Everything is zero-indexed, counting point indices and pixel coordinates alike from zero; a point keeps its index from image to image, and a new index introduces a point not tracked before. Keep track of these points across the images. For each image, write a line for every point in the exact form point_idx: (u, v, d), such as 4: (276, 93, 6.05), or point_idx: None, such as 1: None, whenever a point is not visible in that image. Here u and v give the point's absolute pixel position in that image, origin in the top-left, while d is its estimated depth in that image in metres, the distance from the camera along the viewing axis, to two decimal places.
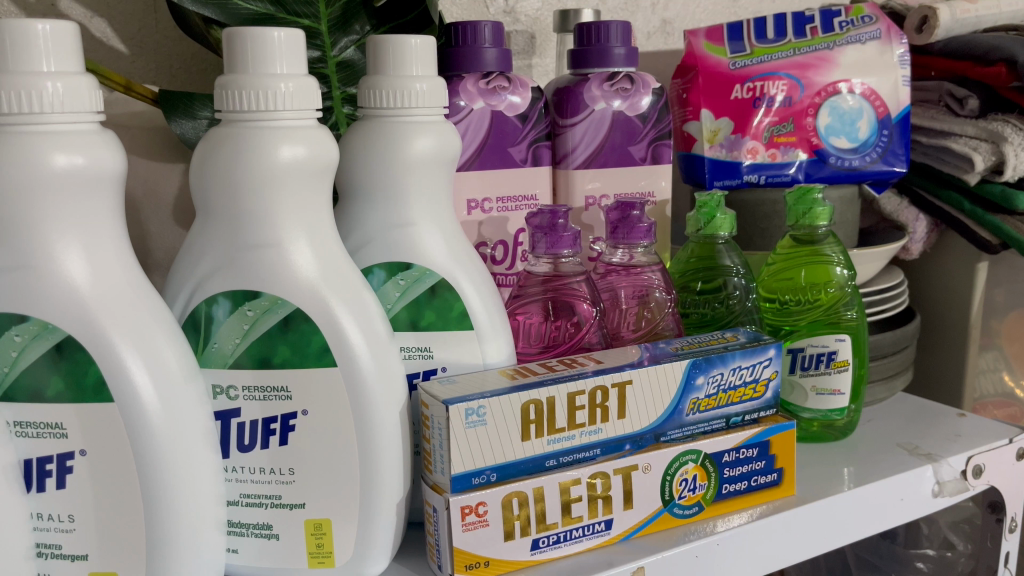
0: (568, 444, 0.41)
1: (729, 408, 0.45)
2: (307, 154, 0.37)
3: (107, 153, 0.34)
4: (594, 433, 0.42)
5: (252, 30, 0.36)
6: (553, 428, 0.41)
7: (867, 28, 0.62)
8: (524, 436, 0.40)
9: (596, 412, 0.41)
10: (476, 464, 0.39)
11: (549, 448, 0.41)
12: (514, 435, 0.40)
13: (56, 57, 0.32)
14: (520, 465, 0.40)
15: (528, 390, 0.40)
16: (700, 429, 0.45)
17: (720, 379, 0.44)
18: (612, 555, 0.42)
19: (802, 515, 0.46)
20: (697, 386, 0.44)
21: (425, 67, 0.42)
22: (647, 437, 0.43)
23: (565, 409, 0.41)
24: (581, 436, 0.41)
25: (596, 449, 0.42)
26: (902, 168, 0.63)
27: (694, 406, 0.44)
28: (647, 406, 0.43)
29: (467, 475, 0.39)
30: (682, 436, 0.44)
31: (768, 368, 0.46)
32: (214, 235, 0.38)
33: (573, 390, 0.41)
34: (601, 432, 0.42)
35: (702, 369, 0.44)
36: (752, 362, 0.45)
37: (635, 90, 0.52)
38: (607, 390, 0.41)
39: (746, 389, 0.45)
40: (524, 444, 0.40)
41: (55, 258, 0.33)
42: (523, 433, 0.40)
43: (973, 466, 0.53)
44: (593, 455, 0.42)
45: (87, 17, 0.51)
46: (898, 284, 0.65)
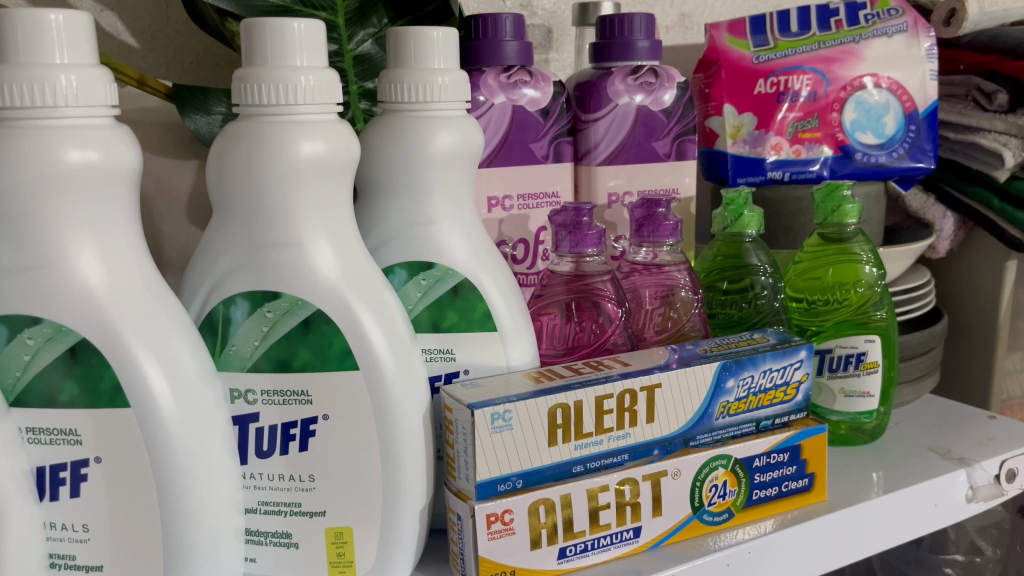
0: (596, 449, 0.40)
1: (760, 412, 0.44)
2: (328, 150, 0.36)
3: (122, 148, 0.33)
4: (623, 438, 0.40)
5: (272, 21, 0.34)
6: (581, 432, 0.39)
7: (894, 21, 0.61)
8: (550, 441, 0.39)
9: (625, 416, 0.40)
10: (502, 470, 0.38)
11: (576, 454, 0.39)
12: (541, 440, 0.38)
13: (69, 48, 0.31)
14: (548, 472, 0.39)
15: (555, 393, 0.38)
16: (730, 433, 0.43)
17: (750, 382, 0.43)
18: (641, 563, 0.41)
19: (835, 522, 0.45)
20: (727, 389, 0.42)
21: (448, 60, 0.40)
22: (676, 442, 0.42)
23: (593, 413, 0.39)
24: (609, 442, 0.40)
25: (625, 454, 0.41)
26: (929, 164, 0.62)
27: (724, 410, 0.43)
28: (676, 411, 0.41)
29: (492, 481, 0.38)
30: (711, 441, 0.43)
31: (799, 371, 0.44)
32: (233, 232, 0.36)
33: (601, 393, 0.39)
34: (629, 437, 0.40)
35: (732, 372, 0.42)
36: (783, 364, 0.44)
37: (659, 84, 0.51)
38: (636, 393, 0.40)
39: (777, 392, 0.44)
40: (550, 450, 0.39)
41: (68, 258, 0.32)
42: (550, 438, 0.39)
43: (1006, 470, 0.52)
44: (621, 460, 0.41)
45: (98, 11, 0.50)
46: (924, 284, 0.63)
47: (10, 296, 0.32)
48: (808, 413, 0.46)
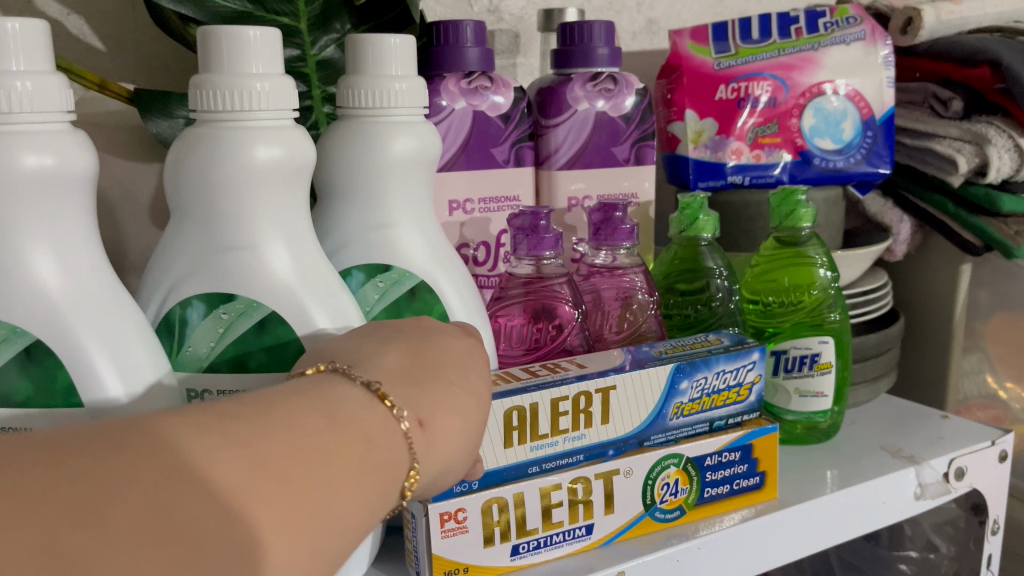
0: (551, 450, 0.41)
1: (712, 412, 0.45)
2: (283, 155, 0.36)
3: (78, 153, 0.33)
4: (578, 439, 0.41)
5: (227, 28, 0.35)
6: (536, 434, 0.40)
7: (852, 29, 0.62)
8: (506, 443, 0.40)
9: (580, 418, 0.41)
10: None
11: (531, 454, 0.40)
12: (497, 441, 0.39)
13: (25, 57, 0.32)
14: (504, 472, 0.40)
15: (513, 396, 0.39)
16: (683, 432, 0.44)
17: (703, 384, 0.44)
18: (593, 560, 0.42)
19: (785, 519, 0.46)
20: (681, 390, 0.43)
21: (405, 67, 0.41)
22: (630, 441, 0.43)
23: (549, 415, 0.40)
24: (564, 442, 0.41)
25: (579, 454, 0.42)
26: (886, 170, 0.63)
27: (678, 410, 0.44)
28: (629, 413, 0.42)
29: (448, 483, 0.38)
30: (664, 441, 0.44)
31: (752, 372, 0.45)
32: (189, 236, 0.37)
33: (557, 396, 0.40)
34: (584, 438, 0.42)
35: (686, 373, 0.43)
36: (736, 365, 0.45)
37: (618, 91, 0.52)
38: (591, 394, 0.41)
39: (729, 393, 0.45)
40: (506, 451, 0.40)
41: (24, 261, 0.32)
42: (506, 440, 0.40)
43: (956, 468, 0.53)
44: (576, 460, 0.42)
45: (63, 14, 0.50)
46: (881, 286, 0.65)
47: None
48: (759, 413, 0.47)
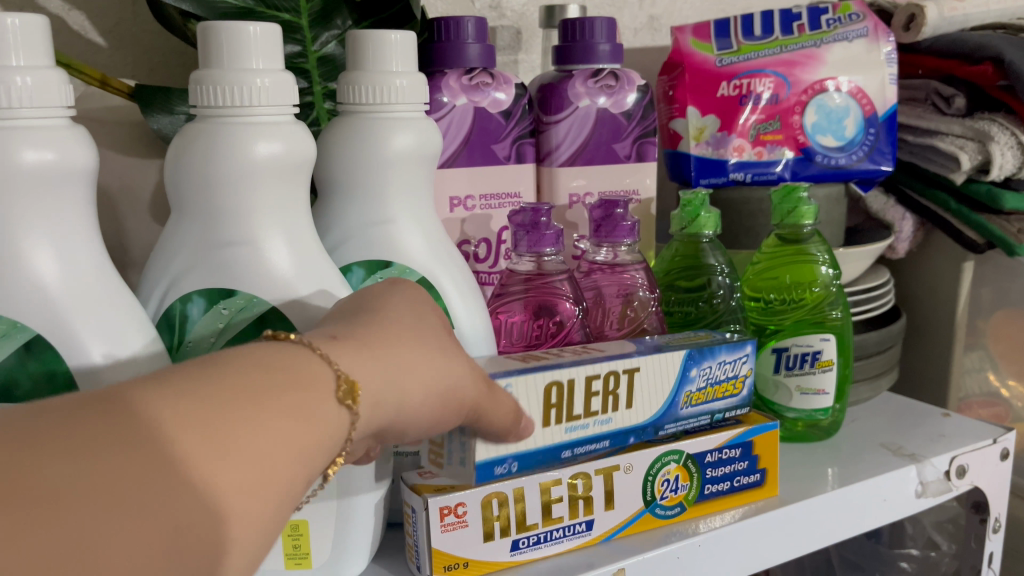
0: (584, 433, 0.41)
1: (715, 404, 0.45)
2: (283, 151, 0.36)
3: (77, 148, 0.33)
4: (606, 422, 0.41)
5: (228, 24, 0.35)
6: (570, 415, 0.40)
7: (855, 26, 0.62)
8: (544, 421, 0.40)
9: (608, 399, 0.41)
10: (502, 451, 0.38)
11: (566, 437, 0.40)
12: (535, 421, 0.39)
13: (25, 52, 0.32)
14: (540, 455, 0.40)
15: (549, 372, 0.39)
16: (689, 425, 0.44)
17: (709, 372, 0.44)
18: (592, 556, 0.42)
19: (784, 517, 0.46)
20: (691, 378, 0.43)
21: (405, 63, 0.41)
22: (648, 430, 0.43)
23: (582, 394, 0.40)
24: (593, 425, 0.41)
25: (606, 440, 0.42)
26: (888, 167, 0.63)
27: (688, 400, 0.44)
28: (650, 399, 0.42)
29: (491, 462, 0.38)
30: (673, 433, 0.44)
31: (746, 365, 0.45)
32: (188, 231, 0.37)
33: (590, 373, 0.40)
34: (611, 422, 0.41)
35: (695, 361, 0.43)
36: (735, 356, 0.44)
37: (619, 87, 0.52)
38: (620, 375, 0.41)
39: (728, 385, 0.45)
40: (543, 430, 0.40)
41: (24, 256, 0.32)
42: (544, 419, 0.39)
43: (957, 466, 0.53)
44: (602, 446, 0.42)
45: (64, 9, 0.50)
46: (884, 283, 0.64)
47: None
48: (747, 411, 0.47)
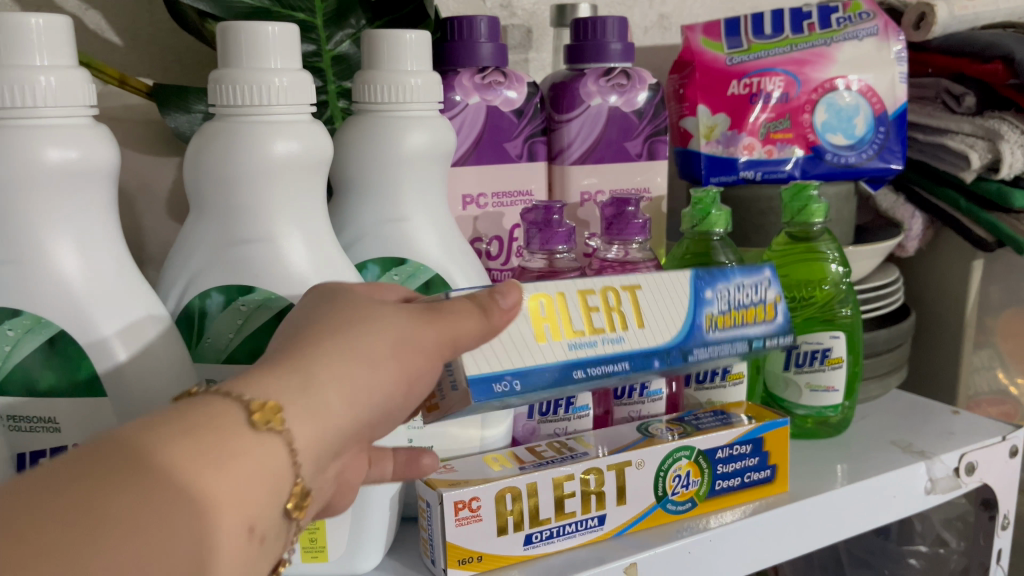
0: (593, 352, 0.39)
1: (749, 330, 0.43)
2: (301, 149, 0.37)
3: (99, 146, 0.34)
4: (617, 342, 0.40)
5: (248, 25, 0.36)
6: (570, 330, 0.39)
7: (865, 25, 0.62)
8: (539, 337, 0.38)
9: (612, 317, 0.40)
10: (497, 367, 0.36)
11: (570, 353, 0.38)
12: (529, 336, 0.38)
13: (48, 51, 0.32)
14: (544, 372, 0.38)
15: (538, 285, 0.39)
16: (724, 350, 0.42)
17: (727, 295, 0.43)
18: (605, 550, 0.42)
19: (795, 513, 0.46)
20: (708, 300, 0.42)
21: (420, 62, 0.41)
22: (675, 354, 0.41)
23: (578, 308, 0.39)
24: (603, 344, 0.39)
25: (624, 362, 0.40)
26: (898, 165, 0.63)
27: (712, 322, 0.42)
28: (664, 316, 0.41)
29: (486, 380, 0.36)
30: (707, 357, 0.42)
31: (770, 289, 0.44)
32: (207, 228, 0.38)
33: (582, 288, 0.40)
34: (623, 342, 0.40)
35: (707, 282, 0.42)
36: (753, 279, 0.44)
37: (630, 86, 0.52)
38: (618, 292, 0.40)
39: (756, 309, 0.44)
40: (541, 346, 0.38)
41: (48, 253, 0.33)
42: (539, 334, 0.38)
43: (966, 463, 0.53)
44: (624, 368, 0.40)
45: (82, 9, 0.51)
46: (893, 282, 0.65)
47: None
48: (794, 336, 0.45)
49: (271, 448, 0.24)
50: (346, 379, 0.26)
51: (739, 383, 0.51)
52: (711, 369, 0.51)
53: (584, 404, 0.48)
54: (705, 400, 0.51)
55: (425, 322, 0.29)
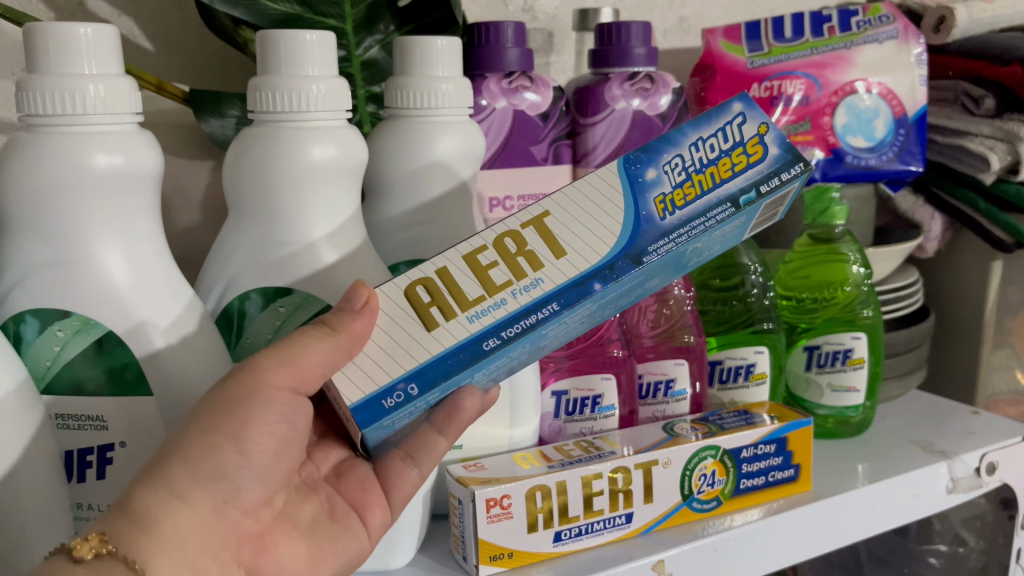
0: (503, 313, 0.34)
1: (729, 186, 0.36)
2: (337, 154, 0.38)
3: (144, 152, 0.35)
4: (533, 286, 0.35)
5: (285, 33, 0.36)
6: (468, 301, 0.34)
7: (885, 28, 0.63)
8: (429, 326, 0.34)
9: (520, 261, 0.35)
10: (382, 381, 0.34)
11: (474, 327, 0.34)
12: (415, 328, 0.34)
13: (96, 60, 0.33)
14: (449, 360, 0.34)
15: (412, 272, 0.35)
16: (696, 229, 0.36)
17: (679, 164, 0.36)
18: (632, 547, 0.43)
19: (818, 512, 0.47)
20: (652, 182, 0.36)
21: (450, 68, 0.42)
22: (621, 265, 0.35)
23: (468, 273, 0.35)
24: (514, 297, 0.34)
25: (549, 303, 0.34)
26: (918, 167, 0.64)
27: (665, 206, 0.36)
28: (592, 236, 0.35)
29: (374, 400, 0.34)
30: (670, 247, 0.35)
31: (748, 124, 0.36)
32: (247, 231, 0.39)
33: (469, 250, 0.35)
34: (540, 283, 0.35)
35: (645, 163, 0.36)
36: (715, 127, 0.36)
37: (654, 90, 0.53)
38: (518, 232, 0.35)
39: (732, 158, 0.36)
40: (434, 334, 0.34)
41: (95, 256, 0.34)
42: (427, 322, 0.34)
43: (987, 463, 0.54)
44: (552, 312, 0.34)
45: (115, 15, 0.52)
46: (913, 283, 0.65)
47: (41, 292, 0.34)
48: (808, 164, 0.36)
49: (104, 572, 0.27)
50: (170, 485, 0.29)
51: (762, 384, 0.52)
52: (734, 368, 0.52)
53: (610, 404, 0.48)
54: (728, 400, 0.52)
55: (237, 391, 0.31)
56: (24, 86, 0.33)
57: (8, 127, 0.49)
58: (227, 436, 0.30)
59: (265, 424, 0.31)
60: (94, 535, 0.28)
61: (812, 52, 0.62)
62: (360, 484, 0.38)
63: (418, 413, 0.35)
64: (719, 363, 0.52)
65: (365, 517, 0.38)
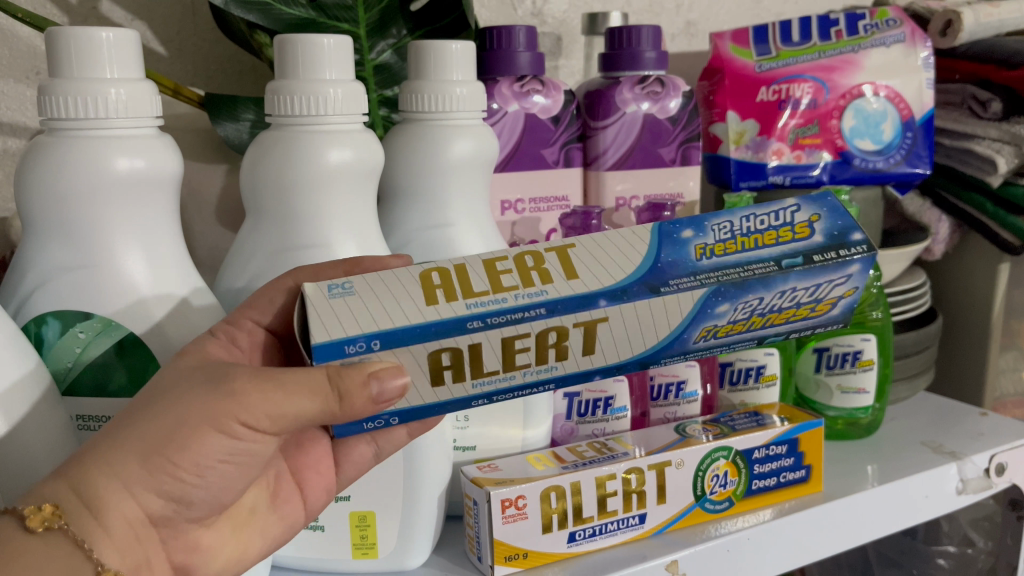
0: (506, 388, 0.32)
1: (774, 331, 0.34)
2: (354, 157, 0.38)
3: (164, 155, 0.35)
4: (547, 371, 0.32)
5: (304, 37, 0.37)
6: (481, 371, 0.31)
7: (892, 31, 0.63)
8: (434, 381, 0.31)
9: (548, 352, 0.32)
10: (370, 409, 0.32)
11: (474, 391, 0.32)
12: (420, 381, 0.31)
13: (118, 65, 0.34)
14: (436, 407, 0.32)
15: (444, 338, 0.30)
16: (714, 350, 0.34)
17: (755, 304, 0.32)
18: (645, 548, 0.43)
19: (830, 512, 0.47)
20: (719, 311, 0.32)
21: (465, 73, 0.43)
22: (629, 367, 0.33)
23: (497, 351, 0.31)
24: (523, 377, 0.32)
25: (550, 385, 0.33)
26: (925, 170, 0.64)
27: (708, 333, 0.33)
28: (629, 341, 0.32)
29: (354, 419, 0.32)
30: (679, 359, 0.34)
31: (842, 286, 0.33)
32: (265, 231, 0.39)
33: (510, 335, 0.31)
34: (555, 370, 0.32)
35: (729, 296, 0.32)
36: (813, 282, 0.33)
37: (665, 93, 0.53)
38: (567, 330, 0.31)
39: (800, 310, 0.33)
40: (435, 389, 0.32)
41: (116, 258, 0.34)
42: (434, 379, 0.31)
43: (996, 464, 0.54)
44: (545, 389, 0.33)
45: (128, 20, 0.52)
46: (921, 285, 0.65)
47: (61, 295, 0.34)
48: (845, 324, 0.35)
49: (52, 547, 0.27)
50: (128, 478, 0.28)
51: (772, 385, 0.53)
52: (745, 370, 0.52)
53: (622, 406, 0.49)
54: (738, 402, 0.53)
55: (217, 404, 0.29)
56: (47, 90, 0.33)
57: (23, 131, 0.49)
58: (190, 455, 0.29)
59: (223, 453, 0.30)
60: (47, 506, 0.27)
61: (806, 58, 0.62)
62: (316, 463, 0.38)
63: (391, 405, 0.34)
64: (729, 365, 0.52)
65: (307, 496, 0.38)
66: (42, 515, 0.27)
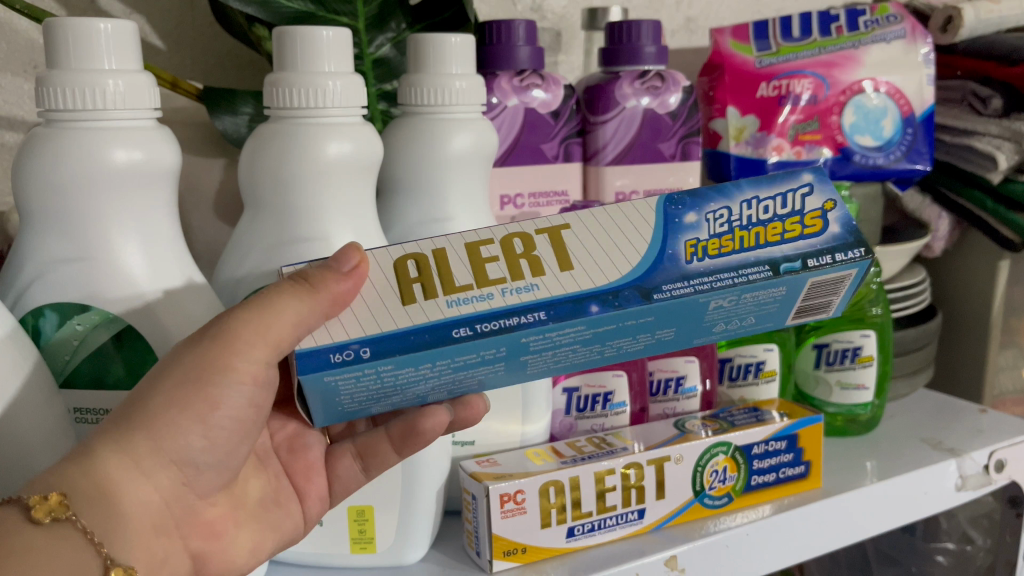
0: (485, 307, 0.32)
1: (773, 250, 0.34)
2: (353, 150, 0.38)
3: (162, 147, 0.35)
4: (528, 290, 0.33)
5: (302, 29, 0.37)
6: (454, 287, 0.33)
7: (892, 28, 0.63)
8: (406, 299, 0.32)
9: (521, 264, 0.34)
10: (338, 337, 0.31)
11: (450, 310, 0.32)
12: (391, 300, 0.32)
13: (117, 56, 0.33)
14: (411, 336, 0.32)
15: (408, 246, 0.34)
16: (719, 281, 0.33)
17: (726, 214, 0.34)
18: (645, 544, 0.43)
19: (829, 507, 0.47)
20: (689, 224, 0.34)
21: (464, 65, 0.42)
22: (627, 293, 0.33)
23: (464, 261, 0.33)
24: (506, 296, 0.33)
25: (540, 311, 0.32)
26: (925, 166, 0.64)
27: (694, 251, 0.34)
28: (605, 260, 0.34)
29: (321, 352, 0.31)
30: (686, 289, 0.33)
31: (809, 194, 0.35)
32: (262, 225, 0.39)
33: (473, 241, 0.34)
34: (536, 289, 0.33)
35: (689, 205, 0.35)
36: (777, 190, 0.35)
37: (665, 88, 0.53)
38: (531, 236, 0.34)
39: (783, 224, 0.35)
40: (409, 309, 0.32)
41: (115, 251, 0.34)
42: (405, 296, 0.33)
43: (996, 460, 0.54)
44: (538, 320, 0.32)
45: (126, 13, 0.52)
46: (920, 282, 0.65)
47: (59, 288, 0.34)
48: (866, 251, 0.34)
49: (60, 537, 0.27)
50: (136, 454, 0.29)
51: (771, 381, 0.53)
52: (744, 366, 0.52)
53: (621, 401, 0.49)
54: (737, 397, 0.53)
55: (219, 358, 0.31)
56: (45, 82, 0.33)
57: (21, 125, 0.49)
58: (192, 420, 0.30)
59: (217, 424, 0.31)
60: (56, 495, 0.28)
61: (806, 54, 0.62)
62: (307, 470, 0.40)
63: (368, 387, 0.32)
64: (729, 361, 0.52)
65: (304, 504, 0.39)
66: (49, 505, 0.27)
